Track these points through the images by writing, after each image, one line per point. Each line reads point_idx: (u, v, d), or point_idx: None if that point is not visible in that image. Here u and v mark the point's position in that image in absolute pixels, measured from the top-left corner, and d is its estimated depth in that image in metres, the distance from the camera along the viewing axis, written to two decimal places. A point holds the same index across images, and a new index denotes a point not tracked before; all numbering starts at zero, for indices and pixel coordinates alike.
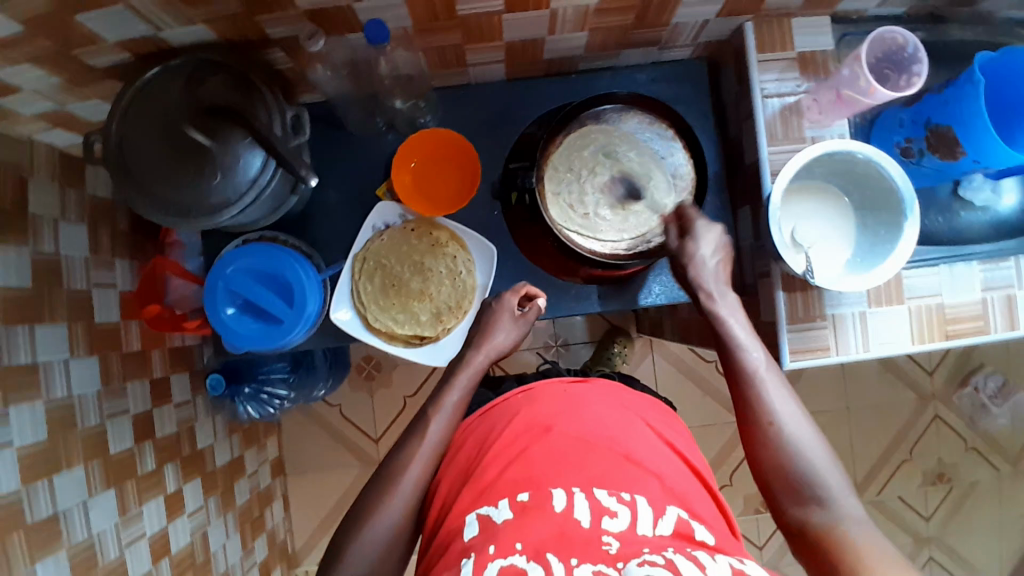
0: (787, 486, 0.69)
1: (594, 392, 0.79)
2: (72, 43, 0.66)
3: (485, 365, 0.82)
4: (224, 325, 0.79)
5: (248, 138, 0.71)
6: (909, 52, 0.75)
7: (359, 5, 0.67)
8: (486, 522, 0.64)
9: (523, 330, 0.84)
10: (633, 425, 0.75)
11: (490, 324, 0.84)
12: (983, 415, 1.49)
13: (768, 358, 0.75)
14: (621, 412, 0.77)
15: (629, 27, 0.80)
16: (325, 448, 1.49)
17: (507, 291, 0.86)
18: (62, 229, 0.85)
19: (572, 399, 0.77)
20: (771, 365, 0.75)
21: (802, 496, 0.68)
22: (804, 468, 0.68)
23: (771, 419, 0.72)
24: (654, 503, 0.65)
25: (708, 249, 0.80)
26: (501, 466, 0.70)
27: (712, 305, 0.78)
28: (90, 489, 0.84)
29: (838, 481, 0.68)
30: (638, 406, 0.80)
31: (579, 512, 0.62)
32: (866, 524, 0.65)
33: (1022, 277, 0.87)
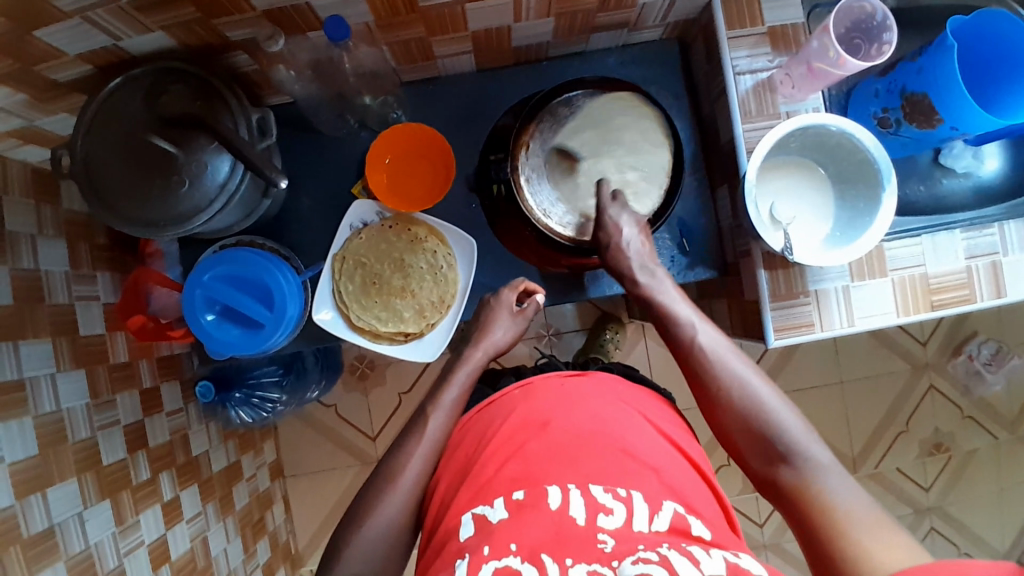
0: (754, 443, 0.71)
1: (589, 386, 0.78)
2: (33, 60, 0.65)
3: (484, 361, 0.85)
4: (204, 331, 0.79)
5: (214, 143, 0.70)
6: (879, 19, 0.74)
7: (318, 2, 0.66)
8: (481, 522, 0.64)
9: (521, 327, 0.87)
10: (629, 416, 0.74)
11: (489, 320, 0.87)
12: (978, 382, 1.49)
13: (709, 326, 0.78)
14: (618, 406, 0.76)
15: (594, 11, 0.79)
16: (323, 450, 1.50)
17: (506, 287, 0.89)
18: (41, 246, 0.85)
19: (568, 394, 0.76)
20: (714, 333, 0.77)
21: (772, 456, 0.69)
22: (763, 422, 0.70)
23: (723, 387, 0.73)
24: (650, 499, 0.65)
25: (631, 230, 0.81)
26: (496, 463, 0.69)
27: (650, 287, 0.81)
28: (84, 501, 0.84)
29: (801, 431, 0.69)
30: (635, 399, 0.79)
31: (574, 510, 0.62)
32: (836, 470, 0.66)
33: (1007, 242, 0.86)
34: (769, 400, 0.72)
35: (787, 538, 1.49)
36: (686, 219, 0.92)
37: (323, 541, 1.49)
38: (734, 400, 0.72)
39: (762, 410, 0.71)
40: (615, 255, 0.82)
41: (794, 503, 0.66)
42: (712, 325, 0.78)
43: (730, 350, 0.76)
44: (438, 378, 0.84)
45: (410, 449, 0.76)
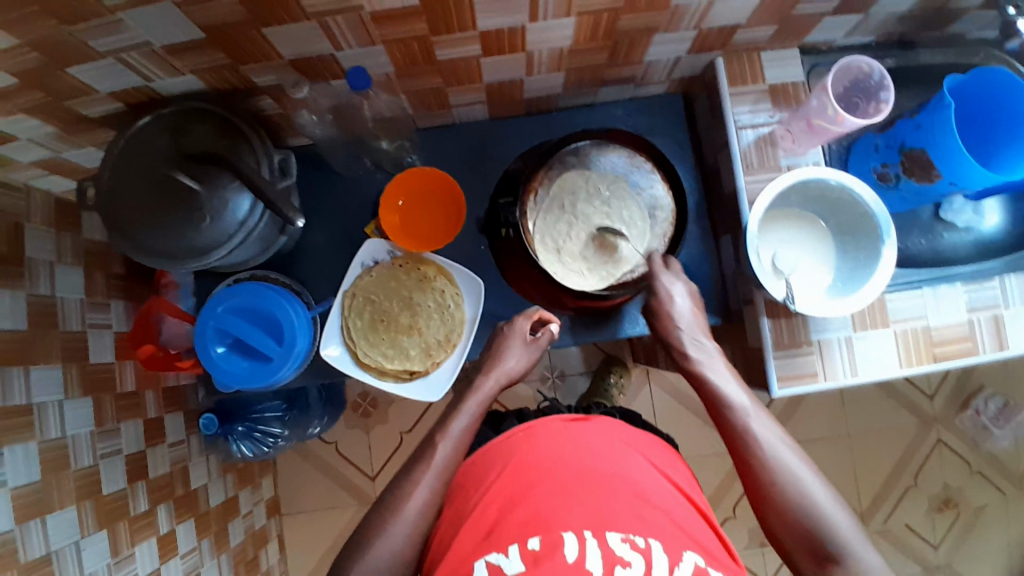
0: (809, 547, 0.67)
1: (592, 430, 0.78)
2: (65, 94, 0.68)
3: (495, 391, 0.84)
4: (214, 363, 0.80)
5: (236, 182, 0.73)
6: (875, 79, 0.77)
7: (342, 54, 0.70)
8: (496, 571, 0.62)
9: (534, 356, 0.87)
10: (634, 462, 0.74)
11: (501, 347, 0.87)
12: (986, 437, 1.47)
13: (756, 408, 0.75)
14: (625, 452, 0.76)
15: (603, 66, 0.83)
16: (321, 487, 1.48)
17: (518, 316, 0.89)
18: (58, 272, 0.87)
19: (572, 438, 0.76)
20: (760, 418, 0.75)
21: (824, 558, 0.66)
22: (814, 522, 0.67)
23: (773, 480, 0.70)
24: (668, 549, 0.64)
25: (683, 301, 0.82)
26: (504, 508, 0.68)
27: (701, 364, 0.79)
28: (82, 529, 0.84)
29: (852, 533, 0.67)
30: (639, 443, 0.80)
31: (592, 561, 0.61)
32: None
33: (1009, 296, 0.87)
34: (822, 499, 0.69)
35: None
36: (689, 265, 0.93)
37: None
38: (785, 497, 0.69)
39: (817, 511, 0.68)
40: (666, 324, 0.82)
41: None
42: (759, 407, 0.76)
43: (785, 445, 0.73)
44: (448, 405, 0.84)
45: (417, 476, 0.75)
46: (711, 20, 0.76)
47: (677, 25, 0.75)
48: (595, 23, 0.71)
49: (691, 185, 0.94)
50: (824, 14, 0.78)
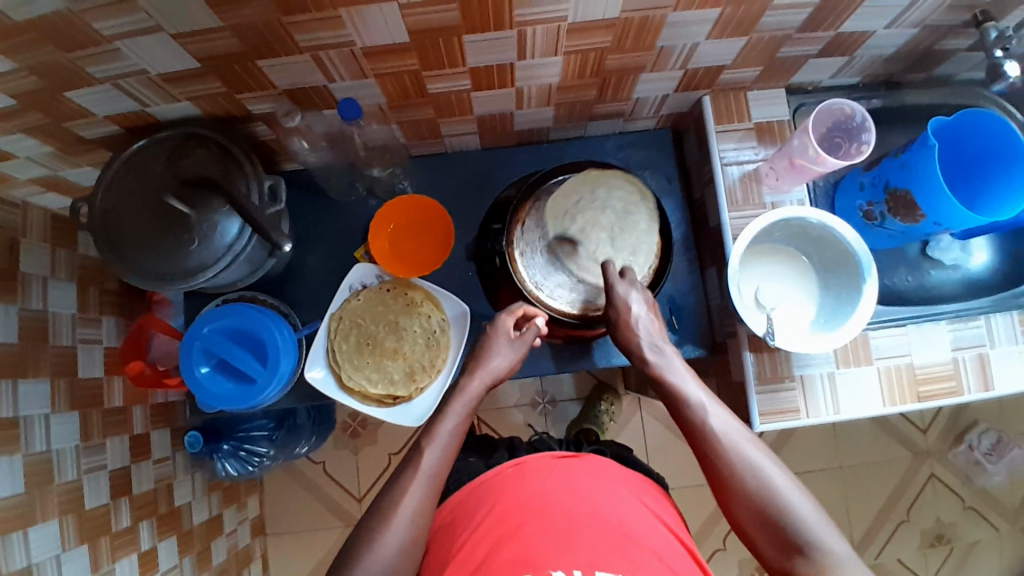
0: (773, 535, 0.67)
1: (583, 467, 0.77)
2: (64, 116, 0.70)
3: (483, 391, 0.81)
4: (198, 383, 0.81)
5: (226, 206, 0.74)
6: (857, 120, 0.78)
7: (335, 85, 0.72)
8: None
9: (521, 352, 0.83)
10: (625, 500, 0.74)
11: (487, 347, 0.84)
12: (979, 473, 1.46)
13: (714, 403, 0.75)
14: (615, 488, 0.76)
15: (592, 102, 0.85)
16: (308, 508, 1.47)
17: (502, 313, 0.85)
18: (51, 288, 0.89)
19: (563, 474, 0.76)
20: (720, 413, 0.74)
21: (788, 546, 0.66)
22: (778, 510, 0.67)
23: (734, 473, 0.70)
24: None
25: (640, 307, 0.81)
26: (491, 546, 0.69)
27: (660, 364, 0.79)
28: (63, 542, 0.84)
29: (817, 522, 0.66)
30: (630, 480, 0.79)
31: None
32: (859, 566, 0.63)
33: (994, 335, 0.88)
34: (784, 489, 0.68)
35: None
36: (676, 296, 0.94)
37: None
38: (749, 489, 0.69)
39: (777, 499, 0.68)
40: (626, 333, 0.81)
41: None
42: (717, 400, 0.76)
43: (744, 437, 0.73)
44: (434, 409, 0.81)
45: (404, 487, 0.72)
46: (697, 60, 0.77)
47: (664, 64, 0.77)
48: (583, 60, 0.73)
49: (679, 218, 0.95)
50: (808, 56, 0.80)
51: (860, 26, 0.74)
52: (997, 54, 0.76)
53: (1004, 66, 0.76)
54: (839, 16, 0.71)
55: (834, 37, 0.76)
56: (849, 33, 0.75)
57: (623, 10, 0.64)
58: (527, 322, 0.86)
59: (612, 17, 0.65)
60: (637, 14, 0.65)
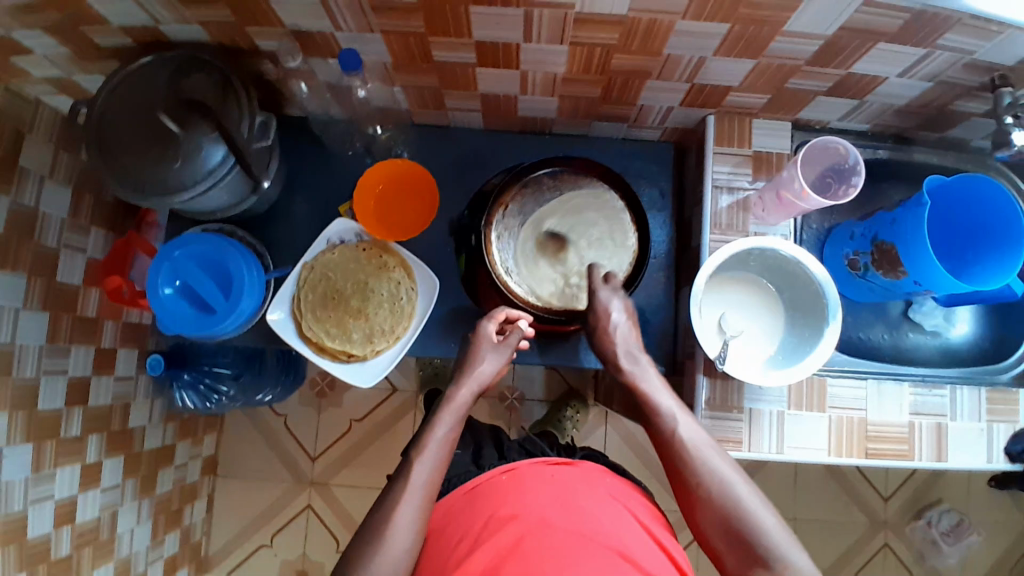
0: (733, 540, 0.68)
1: (577, 480, 0.78)
2: (80, 19, 0.72)
3: (470, 399, 0.81)
4: (160, 303, 0.82)
5: (215, 132, 0.74)
6: (850, 161, 0.77)
7: (342, 35, 0.73)
8: None
9: (505, 356, 0.83)
10: (620, 517, 0.74)
11: (471, 353, 0.84)
12: (933, 552, 1.43)
13: (683, 409, 0.77)
14: (611, 505, 0.75)
15: (596, 101, 0.85)
16: (262, 457, 1.48)
17: (483, 318, 0.84)
18: (47, 187, 0.91)
19: (557, 486, 0.76)
20: (688, 419, 0.76)
21: (749, 556, 0.67)
22: (740, 520, 0.68)
23: (699, 479, 0.71)
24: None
25: (620, 316, 0.82)
26: (492, 560, 0.67)
27: (634, 373, 0.80)
28: (8, 437, 0.85)
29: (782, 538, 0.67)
30: (624, 496, 0.79)
31: None
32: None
33: (956, 407, 0.86)
34: (748, 499, 0.69)
35: None
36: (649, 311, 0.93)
37: (236, 550, 1.46)
38: (715, 500, 0.70)
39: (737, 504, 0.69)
40: (603, 338, 0.82)
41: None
42: (685, 408, 0.77)
43: (709, 444, 0.74)
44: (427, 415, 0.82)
45: (395, 495, 0.72)
46: (705, 75, 0.77)
47: (670, 73, 0.77)
48: (589, 54, 0.73)
49: (664, 236, 0.94)
50: (817, 93, 0.79)
51: (872, 70, 0.73)
52: (1008, 121, 0.74)
53: (1013, 133, 0.75)
54: (850, 56, 0.71)
55: (844, 77, 0.75)
56: (860, 75, 0.75)
57: (632, 10, 0.65)
58: (510, 325, 0.86)
59: (621, 14, 0.65)
60: (646, 16, 0.66)
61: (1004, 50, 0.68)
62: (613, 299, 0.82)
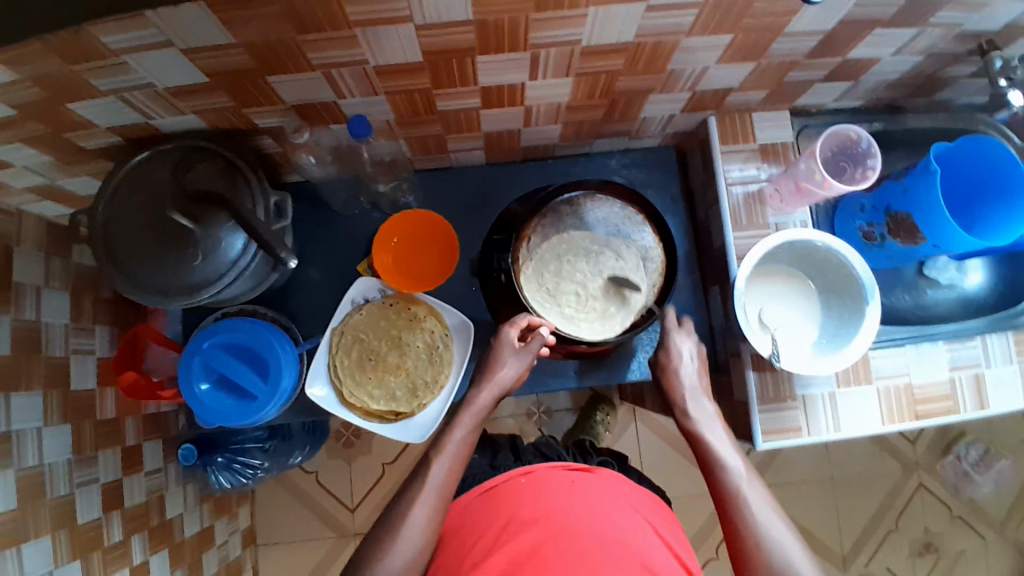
0: None
1: (600, 485, 0.76)
2: (64, 127, 0.69)
3: (490, 402, 0.82)
4: (198, 400, 0.80)
5: (231, 221, 0.73)
6: (864, 146, 0.80)
7: (345, 101, 0.71)
8: None
9: (527, 361, 0.83)
10: (640, 525, 0.72)
11: (493, 360, 0.84)
12: (968, 483, 1.47)
13: (748, 467, 0.76)
14: (630, 514, 0.73)
15: (599, 121, 0.85)
16: (300, 518, 1.45)
17: (506, 324, 0.84)
18: (45, 297, 0.86)
19: (579, 491, 0.74)
20: (751, 476, 0.75)
21: None
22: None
23: (756, 543, 0.70)
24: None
25: (690, 361, 0.84)
26: (510, 565, 0.66)
27: (699, 422, 0.80)
28: (55, 559, 0.81)
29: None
30: (643, 503, 0.77)
31: None
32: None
33: (990, 356, 0.89)
34: (807, 575, 0.68)
35: None
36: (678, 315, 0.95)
37: None
38: (770, 562, 0.69)
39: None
40: (670, 376, 0.84)
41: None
42: (751, 468, 0.76)
43: (773, 511, 0.72)
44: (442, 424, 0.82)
45: (412, 496, 0.73)
46: (706, 83, 0.78)
47: (672, 86, 0.77)
48: (593, 82, 0.73)
49: (682, 237, 0.96)
50: (814, 81, 0.81)
51: (867, 53, 0.75)
52: (1002, 83, 0.76)
53: (1008, 94, 0.78)
54: (847, 45, 0.72)
55: (840, 64, 0.76)
56: (855, 60, 0.76)
57: (637, 36, 0.64)
58: (531, 332, 0.85)
59: (625, 42, 0.65)
60: (651, 39, 0.65)
61: (994, 17, 0.70)
62: (683, 341, 0.86)
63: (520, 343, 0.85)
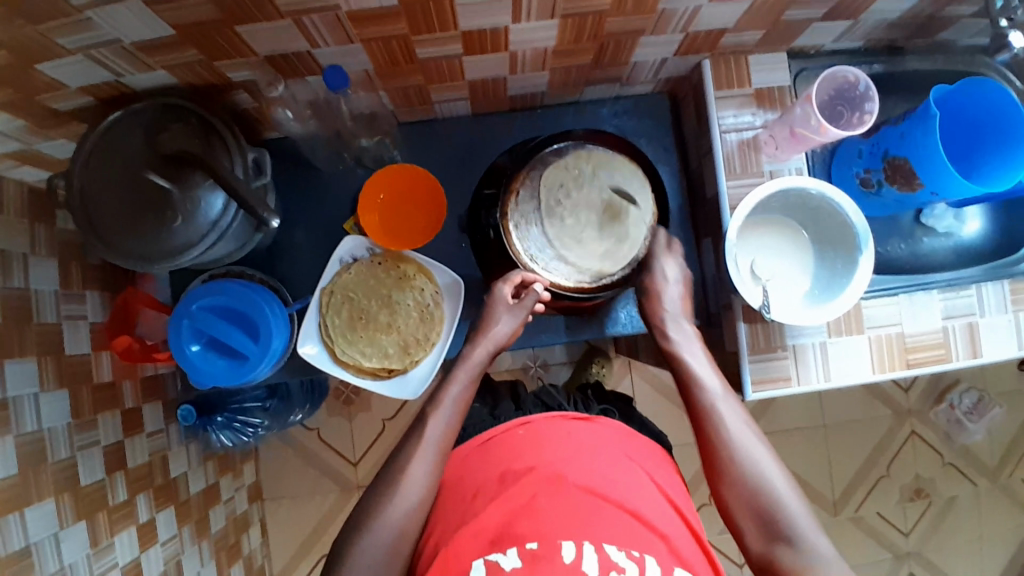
0: (758, 518, 0.69)
1: (597, 437, 0.76)
2: (35, 90, 0.66)
3: (486, 357, 0.83)
4: (190, 362, 0.80)
5: (210, 181, 0.71)
6: (861, 89, 0.77)
7: (319, 51, 0.68)
8: (493, 567, 0.61)
9: (521, 317, 0.84)
10: (636, 476, 0.72)
11: (486, 314, 0.85)
12: (960, 430, 1.50)
13: (722, 384, 0.78)
14: (625, 464, 0.73)
15: (588, 66, 0.81)
16: (304, 473, 1.48)
17: (499, 280, 0.86)
18: (33, 265, 0.84)
19: (576, 444, 0.74)
20: (726, 393, 0.77)
21: (774, 534, 0.67)
22: (770, 502, 0.69)
23: (732, 454, 0.72)
24: (662, 563, 0.62)
25: (675, 285, 0.86)
26: (508, 514, 0.66)
27: (678, 344, 0.83)
28: (61, 521, 0.82)
29: (806, 521, 0.67)
30: (640, 455, 0.77)
31: (588, 565, 0.60)
32: (839, 565, 0.64)
33: (984, 304, 0.88)
34: (777, 482, 0.70)
35: None
36: None
37: (299, 564, 1.47)
38: (742, 471, 0.71)
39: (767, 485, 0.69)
40: (652, 301, 0.86)
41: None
42: (726, 385, 0.79)
43: (748, 425, 0.75)
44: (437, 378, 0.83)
45: (412, 449, 0.74)
46: (699, 23, 0.74)
47: (663, 28, 0.74)
48: (579, 24, 0.70)
49: (675, 188, 0.94)
50: (812, 20, 0.77)
51: None
52: (1003, 24, 0.77)
53: (1009, 35, 0.78)
54: None
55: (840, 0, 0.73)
56: None
57: None
58: (525, 288, 0.85)
59: None
60: None
61: None
62: (668, 264, 0.87)
63: (515, 299, 0.87)
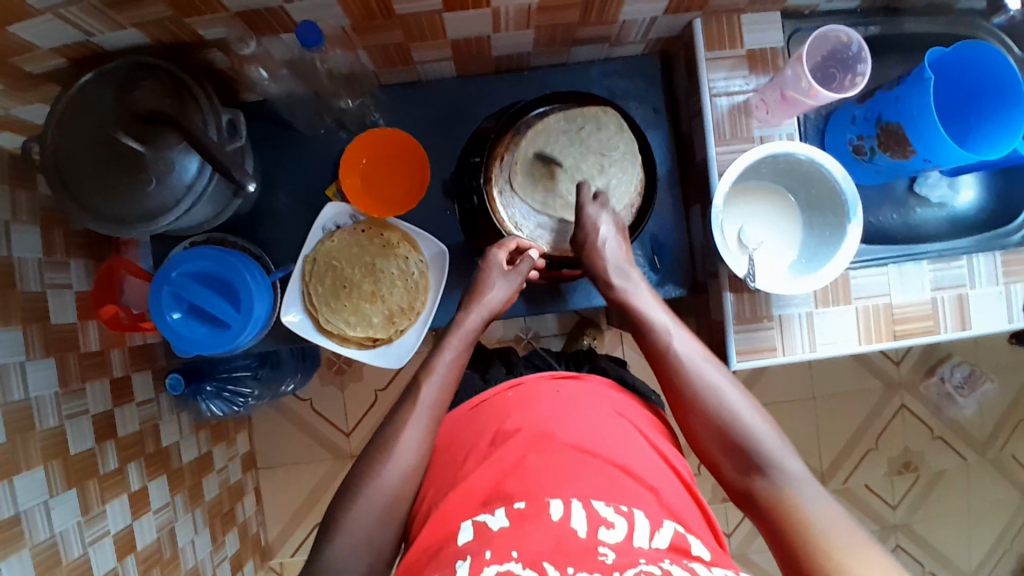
0: (728, 450, 0.69)
1: (585, 396, 0.76)
2: (5, 51, 0.63)
3: (480, 324, 0.82)
4: (171, 329, 0.79)
5: (184, 142, 0.70)
6: (853, 50, 0.75)
7: (292, 6, 0.66)
8: (481, 528, 0.61)
9: (516, 284, 0.83)
10: (626, 433, 0.72)
11: (481, 280, 0.84)
12: (950, 404, 1.50)
13: (677, 322, 0.78)
14: (613, 420, 0.73)
15: (574, 25, 0.79)
16: (297, 442, 1.50)
17: (494, 245, 0.84)
18: (14, 233, 0.83)
19: (563, 404, 0.74)
20: (680, 327, 0.77)
21: (745, 462, 0.68)
22: (737, 434, 0.69)
23: (694, 391, 0.72)
24: (651, 515, 0.62)
25: (610, 238, 0.81)
26: (498, 475, 0.66)
27: (625, 291, 0.80)
28: (50, 489, 0.83)
29: (773, 444, 0.68)
30: (631, 412, 0.77)
31: (576, 521, 0.59)
32: (807, 481, 0.65)
33: (975, 276, 0.87)
34: (742, 412, 0.70)
35: (753, 550, 1.45)
36: (659, 236, 0.93)
37: (293, 533, 1.49)
38: (707, 405, 0.71)
39: (735, 419, 0.70)
40: (592, 256, 0.81)
41: (765, 510, 0.65)
42: (680, 322, 0.78)
43: (705, 358, 0.75)
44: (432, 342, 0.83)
45: (402, 417, 0.74)
46: None
47: None
48: None
49: (665, 154, 0.93)
50: None
51: None
52: None
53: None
54: None
55: None
56: None
57: None
58: (520, 255, 0.85)
59: None
60: None
61: None
62: (599, 216, 0.81)
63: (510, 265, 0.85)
